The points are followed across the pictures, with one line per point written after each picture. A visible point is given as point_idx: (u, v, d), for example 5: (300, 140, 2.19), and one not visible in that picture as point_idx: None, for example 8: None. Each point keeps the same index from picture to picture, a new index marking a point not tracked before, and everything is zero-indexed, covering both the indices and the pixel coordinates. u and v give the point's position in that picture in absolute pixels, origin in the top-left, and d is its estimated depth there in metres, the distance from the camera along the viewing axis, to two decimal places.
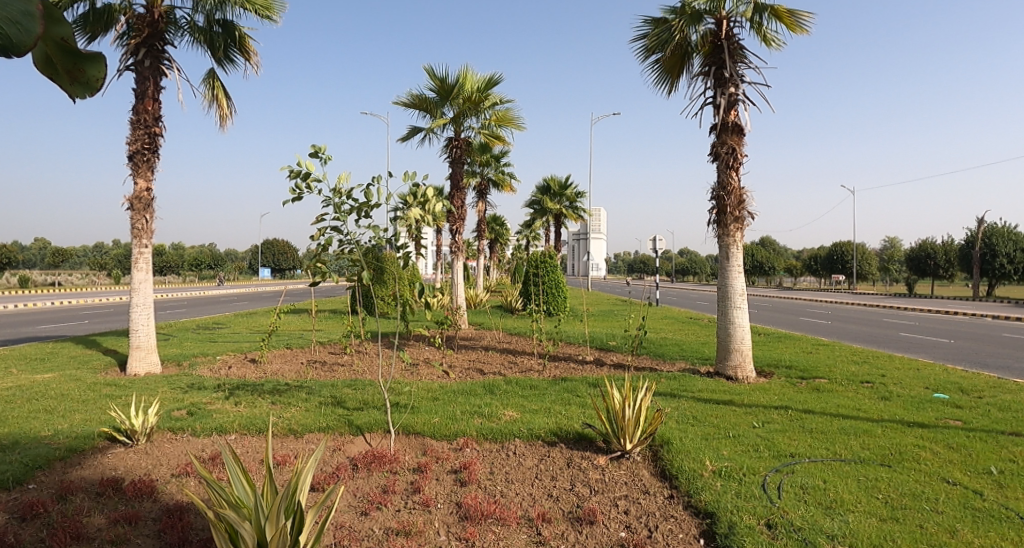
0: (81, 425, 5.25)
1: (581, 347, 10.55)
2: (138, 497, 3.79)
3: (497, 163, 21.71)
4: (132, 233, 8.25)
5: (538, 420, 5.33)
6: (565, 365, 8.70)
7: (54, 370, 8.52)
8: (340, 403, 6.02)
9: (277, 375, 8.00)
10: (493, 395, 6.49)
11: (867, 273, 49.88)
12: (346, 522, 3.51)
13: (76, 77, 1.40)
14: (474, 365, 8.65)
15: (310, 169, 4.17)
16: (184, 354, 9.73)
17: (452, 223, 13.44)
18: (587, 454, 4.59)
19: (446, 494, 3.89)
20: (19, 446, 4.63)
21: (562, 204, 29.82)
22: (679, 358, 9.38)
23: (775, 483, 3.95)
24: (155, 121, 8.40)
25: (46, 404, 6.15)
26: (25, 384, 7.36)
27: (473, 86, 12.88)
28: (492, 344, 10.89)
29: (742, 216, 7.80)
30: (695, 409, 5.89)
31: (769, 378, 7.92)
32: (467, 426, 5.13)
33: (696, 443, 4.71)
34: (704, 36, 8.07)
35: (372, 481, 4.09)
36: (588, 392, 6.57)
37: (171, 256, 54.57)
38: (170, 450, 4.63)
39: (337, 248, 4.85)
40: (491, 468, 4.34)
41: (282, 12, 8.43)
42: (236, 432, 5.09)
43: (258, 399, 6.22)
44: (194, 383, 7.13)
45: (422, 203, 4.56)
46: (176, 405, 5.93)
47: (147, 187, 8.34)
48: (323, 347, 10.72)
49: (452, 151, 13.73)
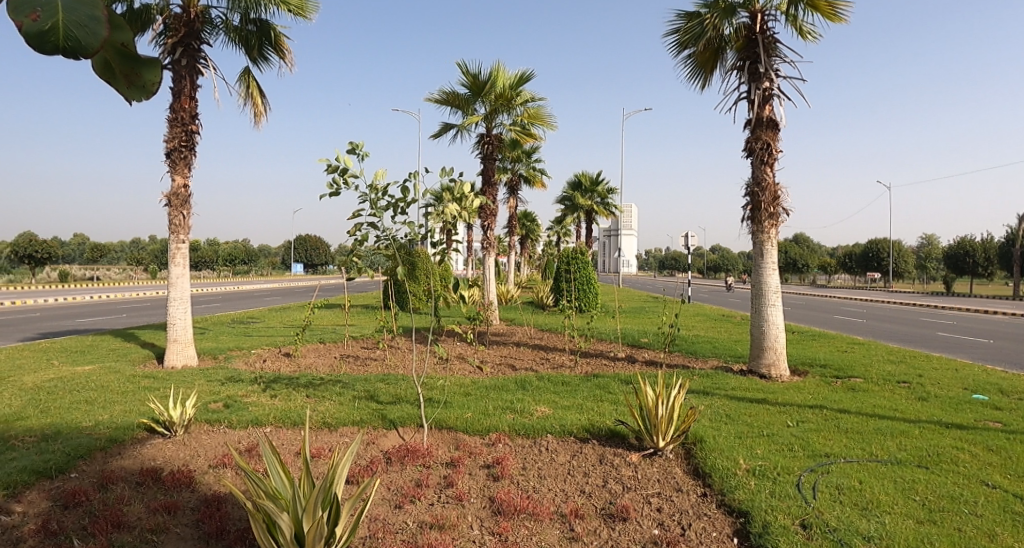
0: (120, 417, 5.35)
1: (612, 343, 10.51)
2: (177, 487, 3.84)
3: (528, 159, 21.75)
4: (170, 229, 8.40)
5: (570, 416, 5.31)
6: (597, 362, 8.67)
7: (94, 362, 8.74)
8: (373, 397, 6.07)
9: (311, 369, 8.09)
10: (525, 391, 6.49)
11: (903, 270, 48.73)
12: (380, 515, 3.54)
13: (133, 81, 1.32)
14: (506, 360, 8.68)
15: (347, 165, 4.18)
16: (220, 347, 9.90)
17: (485, 220, 13.46)
18: (619, 451, 4.56)
19: (479, 489, 3.90)
20: (62, 435, 4.75)
21: (594, 201, 29.67)
22: (712, 355, 9.33)
23: (810, 483, 3.89)
24: (192, 119, 8.54)
25: (88, 395, 6.28)
26: (66, 376, 7.54)
27: (504, 82, 12.90)
28: (523, 340, 10.92)
29: (776, 212, 7.71)
30: (728, 408, 5.83)
31: (803, 377, 7.81)
32: (500, 421, 5.14)
33: (729, 442, 4.66)
34: (738, 30, 7.98)
35: (406, 474, 4.11)
36: (620, 389, 6.54)
37: (207, 252, 55.45)
38: (208, 442, 4.69)
39: (373, 244, 4.84)
40: (524, 463, 4.34)
41: (316, 9, 8.47)
42: (272, 424, 5.15)
43: (294, 392, 6.30)
44: (230, 376, 7.22)
45: (458, 199, 4.58)
46: (213, 398, 6.03)
47: (184, 183, 8.48)
48: (355, 342, 10.83)
49: (484, 146, 13.78)
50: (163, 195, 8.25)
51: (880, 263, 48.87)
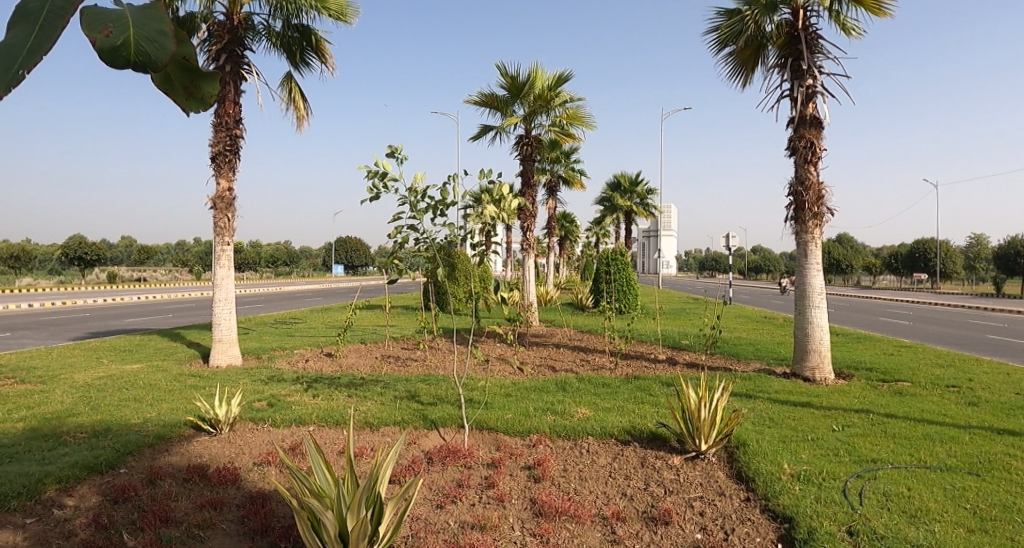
0: (168, 414, 5.48)
1: (653, 345, 10.44)
2: (223, 483, 3.90)
3: (567, 160, 21.75)
4: (215, 231, 8.58)
5: (611, 418, 5.28)
6: (637, 363, 8.61)
7: (142, 360, 8.99)
8: (414, 398, 6.12)
9: (352, 369, 8.20)
10: (566, 392, 6.48)
11: (949, 272, 47.02)
12: (422, 515, 3.55)
13: (192, 94, 1.27)
14: (546, 362, 8.67)
15: (385, 168, 4.21)
16: (263, 347, 10.09)
17: (524, 221, 13.48)
18: (661, 454, 4.51)
19: (520, 490, 3.89)
20: (111, 432, 4.88)
21: (632, 201, 29.49)
22: (754, 358, 9.20)
23: (856, 489, 3.81)
24: (236, 123, 8.68)
25: (136, 393, 6.45)
26: (116, 374, 7.76)
27: (543, 83, 12.89)
28: (563, 341, 10.91)
29: (821, 212, 7.58)
30: (771, 411, 5.75)
31: (848, 380, 7.66)
32: (541, 422, 5.13)
33: (773, 446, 4.58)
34: (779, 27, 7.87)
35: (447, 475, 4.13)
36: (661, 391, 6.49)
37: (254, 255, 56.90)
38: (252, 440, 4.76)
39: (413, 246, 4.87)
40: (565, 465, 4.32)
41: (356, 13, 8.54)
42: (314, 424, 5.22)
43: (335, 392, 6.38)
44: (273, 376, 7.34)
45: (497, 201, 4.57)
46: (257, 396, 6.15)
47: (228, 187, 8.69)
48: (395, 342, 10.93)
49: (522, 148, 13.79)
50: (210, 197, 8.48)
51: (926, 263, 47.27)
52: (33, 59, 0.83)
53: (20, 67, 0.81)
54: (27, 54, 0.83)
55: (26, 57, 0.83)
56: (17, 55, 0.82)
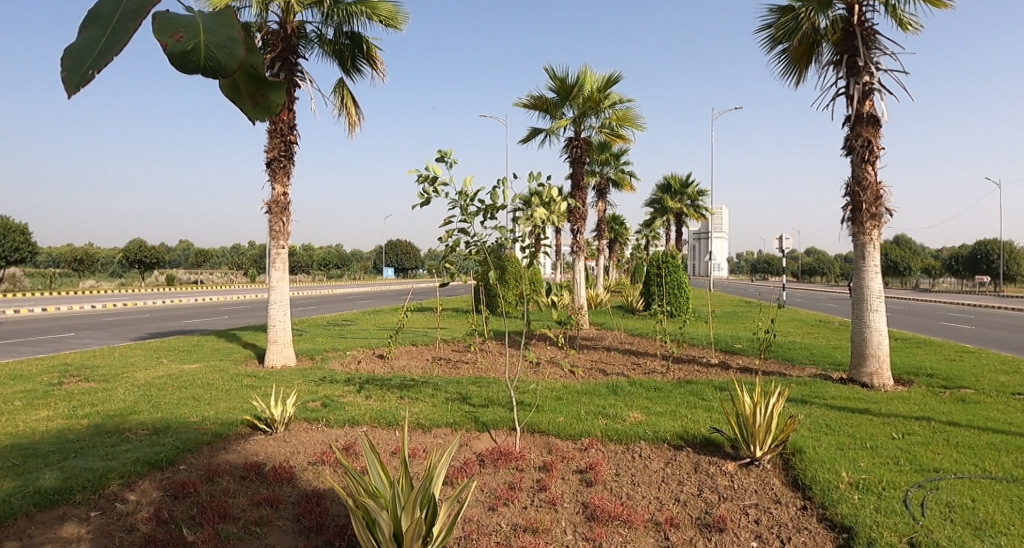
0: (225, 413, 5.63)
1: (705, 349, 10.31)
2: (279, 481, 3.97)
3: (617, 161, 21.72)
4: (271, 235, 8.77)
5: (663, 423, 5.23)
6: (689, 367, 8.52)
7: (200, 360, 9.27)
8: (465, 399, 6.17)
9: (404, 370, 8.30)
10: (617, 396, 6.44)
11: (1012, 273, 44.87)
12: (474, 516, 3.58)
13: (258, 102, 1.28)
14: (597, 365, 8.65)
15: (436, 173, 4.24)
16: (316, 348, 10.31)
17: (574, 223, 13.54)
18: (715, 459, 4.45)
19: (572, 493, 3.89)
20: (172, 429, 5.04)
21: (683, 203, 29.21)
22: (809, 363, 9.01)
23: (917, 499, 3.70)
24: (290, 129, 8.86)
25: (195, 392, 6.64)
26: (176, 372, 8.03)
27: (591, 85, 12.85)
28: (614, 344, 10.88)
29: (879, 213, 7.39)
30: (828, 417, 5.63)
31: (909, 387, 7.45)
32: (592, 426, 5.11)
33: (830, 453, 4.48)
34: (834, 23, 7.70)
35: (499, 477, 4.15)
36: (715, 396, 6.40)
37: (307, 258, 58.39)
38: (306, 439, 4.84)
39: (464, 249, 4.88)
40: (617, 469, 4.30)
41: (406, 19, 8.64)
42: (367, 424, 5.29)
43: (387, 393, 6.46)
44: (326, 377, 7.47)
45: (548, 204, 4.56)
46: (312, 396, 6.28)
47: (283, 192, 8.86)
48: (446, 344, 11.04)
49: (572, 151, 13.80)
50: (265, 202, 8.65)
51: (986, 264, 45.29)
52: (103, 60, 0.83)
53: (90, 67, 0.82)
54: (98, 56, 0.84)
55: (96, 56, 0.84)
56: (89, 56, 0.83)
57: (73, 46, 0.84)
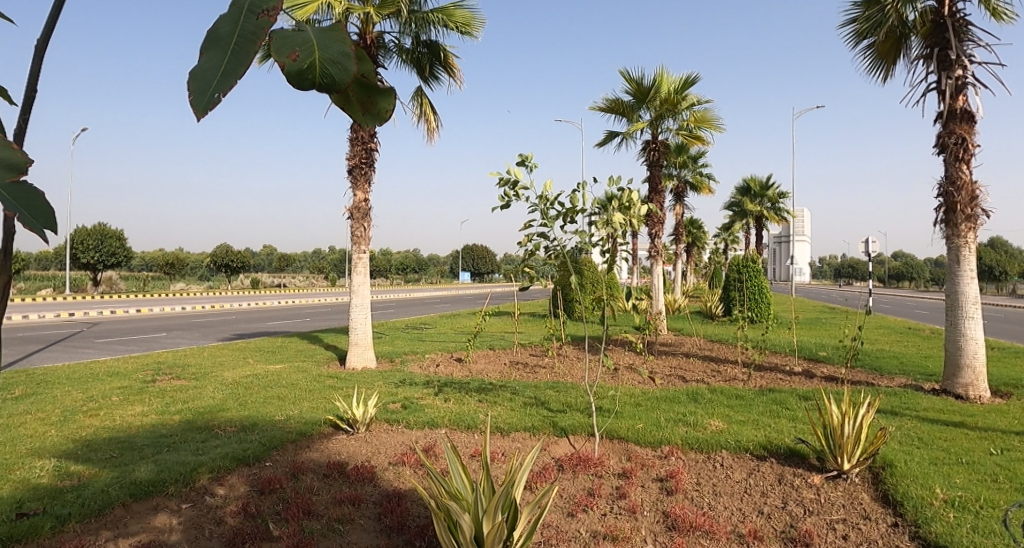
0: (308, 412, 5.84)
1: (787, 357, 10.06)
2: (361, 481, 4.07)
3: (695, 165, 21.75)
4: (353, 240, 9.00)
5: (746, 432, 5.15)
6: (770, 375, 8.34)
7: (284, 360, 9.65)
8: (543, 404, 6.22)
9: (482, 374, 8.44)
10: (697, 404, 6.37)
11: None
12: (553, 522, 3.62)
13: (368, 110, 1.25)
14: (676, 372, 8.61)
15: (517, 176, 4.25)
16: (396, 351, 10.59)
17: (652, 227, 13.67)
18: (799, 471, 4.34)
19: (652, 502, 3.88)
20: (259, 427, 5.26)
21: (762, 205, 28.90)
22: (897, 373, 8.66)
23: (1019, 520, 3.52)
24: (370, 137, 9.11)
25: (280, 391, 6.92)
26: (262, 372, 8.39)
27: (669, 87, 12.82)
28: (693, 351, 10.80)
29: (975, 214, 7.08)
30: (920, 430, 5.42)
31: (1009, 400, 7.06)
32: (672, 434, 5.05)
33: (923, 468, 4.31)
34: (923, 15, 7.43)
35: (578, 483, 4.17)
36: (799, 406, 6.25)
37: (383, 262, 60.60)
38: (387, 440, 4.94)
39: (545, 254, 4.91)
40: (698, 478, 4.25)
41: (481, 25, 8.75)
42: (446, 427, 5.37)
43: (465, 397, 6.57)
44: (405, 379, 7.65)
45: (626, 208, 4.54)
46: (392, 398, 6.46)
47: (364, 198, 9.11)
48: (523, 348, 11.18)
49: (650, 153, 13.79)
50: (347, 208, 8.91)
51: None
52: (226, 81, 0.86)
53: (216, 89, 0.84)
54: (222, 78, 0.86)
55: (219, 81, 0.86)
56: (213, 80, 0.84)
57: (197, 69, 0.86)
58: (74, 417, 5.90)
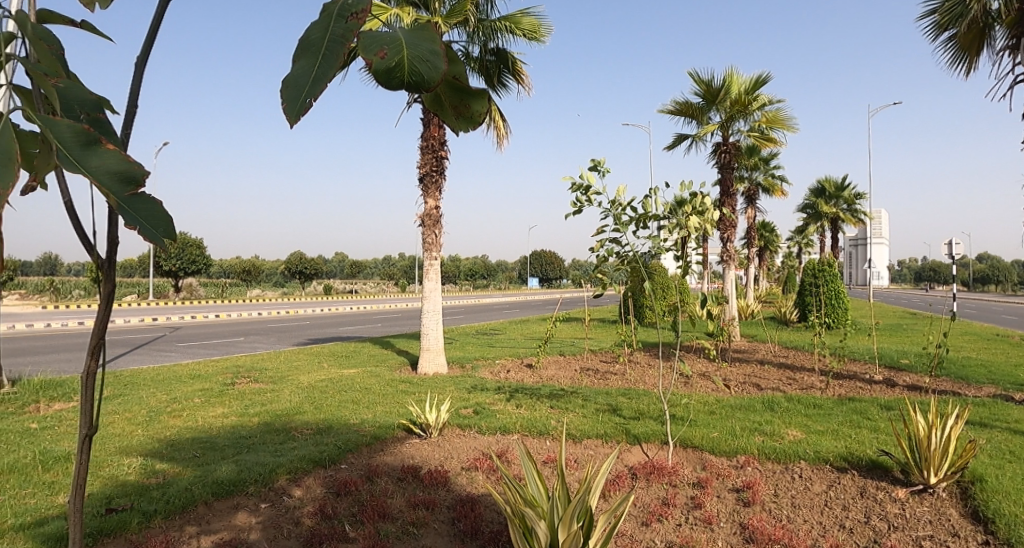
0: (382, 416, 5.99)
1: (867, 365, 9.76)
2: (435, 485, 4.15)
3: (766, 166, 21.55)
4: (424, 247, 9.21)
5: (826, 442, 5.05)
6: (850, 384, 8.13)
7: (358, 365, 9.92)
8: (616, 411, 6.22)
9: (554, 380, 8.50)
10: (774, 412, 6.26)
11: None
12: (628, 531, 3.64)
13: (461, 112, 1.24)
14: (750, 379, 8.50)
15: (589, 182, 4.23)
16: (467, 357, 10.75)
17: (724, 230, 13.61)
18: (883, 484, 4.23)
19: (728, 513, 3.85)
20: (335, 430, 5.43)
21: (838, 207, 28.32)
22: (987, 383, 8.27)
23: None
24: (440, 145, 9.25)
25: (354, 395, 7.12)
26: (338, 376, 8.66)
27: (740, 87, 12.68)
28: (767, 358, 10.63)
29: None
30: (1015, 444, 5.18)
31: None
32: (748, 443, 5.00)
33: (1017, 485, 4.12)
34: (1008, 4, 7.11)
35: (652, 492, 4.18)
36: (882, 416, 6.06)
37: (450, 268, 62.19)
38: (459, 444, 5.02)
39: (617, 259, 4.92)
40: (776, 490, 4.20)
41: (548, 31, 8.92)
42: (519, 432, 5.43)
43: (537, 403, 6.62)
44: (476, 384, 7.76)
45: (700, 212, 4.51)
46: (464, 403, 6.57)
47: (436, 205, 9.27)
48: (594, 355, 11.19)
49: (721, 156, 13.65)
50: (420, 216, 9.09)
51: None
52: (317, 85, 0.89)
53: (309, 95, 0.89)
54: (313, 84, 0.90)
55: (311, 86, 0.90)
56: (303, 86, 0.90)
57: (290, 77, 0.91)
58: (160, 417, 6.20)
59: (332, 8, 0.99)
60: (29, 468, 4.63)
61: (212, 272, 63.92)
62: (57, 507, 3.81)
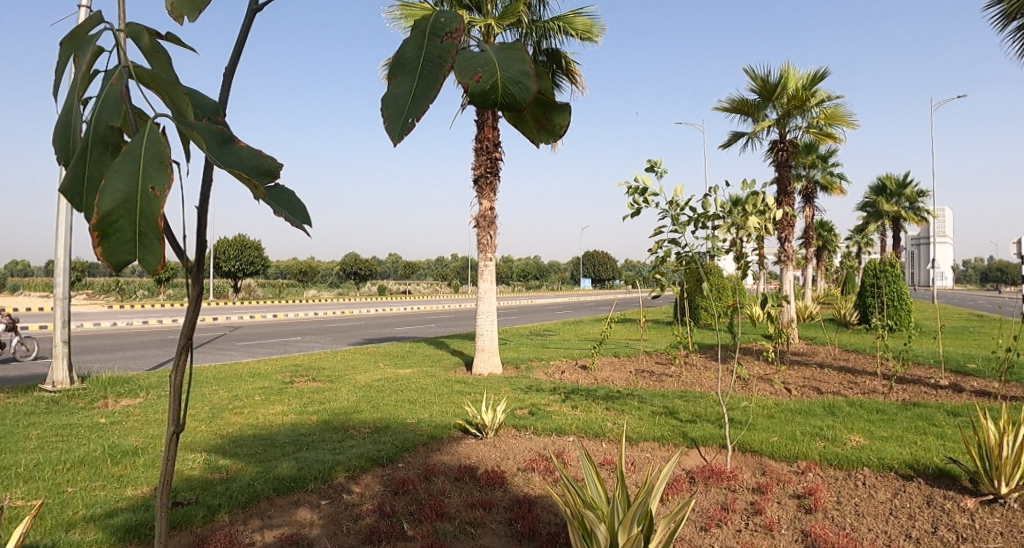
0: (438, 416, 6.09)
1: (932, 370, 9.51)
2: (491, 485, 4.23)
3: (825, 164, 21.17)
4: (479, 248, 9.27)
5: (889, 449, 4.98)
6: (915, 389, 7.95)
7: (412, 364, 10.10)
8: (672, 414, 6.22)
9: (609, 382, 8.52)
10: (835, 417, 6.19)
11: None
12: (687, 535, 3.67)
13: (542, 124, 1.25)
14: (810, 383, 8.41)
15: (646, 184, 4.21)
16: (521, 358, 10.82)
17: (782, 231, 13.44)
18: (951, 494, 4.14)
19: (789, 519, 3.84)
20: (391, 429, 5.56)
21: (899, 205, 27.69)
22: None
23: None
24: (495, 146, 9.25)
25: (410, 394, 7.25)
26: (394, 376, 8.82)
27: (796, 83, 12.47)
28: (827, 361, 10.47)
29: None
30: None
31: None
32: (809, 449, 4.98)
33: None
34: None
35: (711, 496, 4.20)
36: (949, 422, 5.92)
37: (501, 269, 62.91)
38: (515, 445, 5.07)
39: (675, 260, 4.92)
40: (838, 497, 4.17)
41: (601, 31, 8.87)
42: (574, 434, 5.48)
43: (593, 404, 6.65)
44: (532, 385, 7.84)
45: (760, 211, 4.51)
46: (519, 404, 6.64)
47: (490, 206, 9.32)
48: (649, 357, 11.15)
49: (777, 154, 13.43)
50: (474, 217, 9.16)
51: None
52: (418, 106, 0.92)
53: (409, 115, 0.91)
54: (414, 103, 0.92)
55: (411, 105, 0.93)
56: (404, 105, 0.92)
57: (390, 96, 0.93)
58: (222, 414, 6.42)
59: (427, 27, 1.01)
60: (98, 461, 4.85)
61: (266, 271, 66.20)
62: (124, 499, 3.98)
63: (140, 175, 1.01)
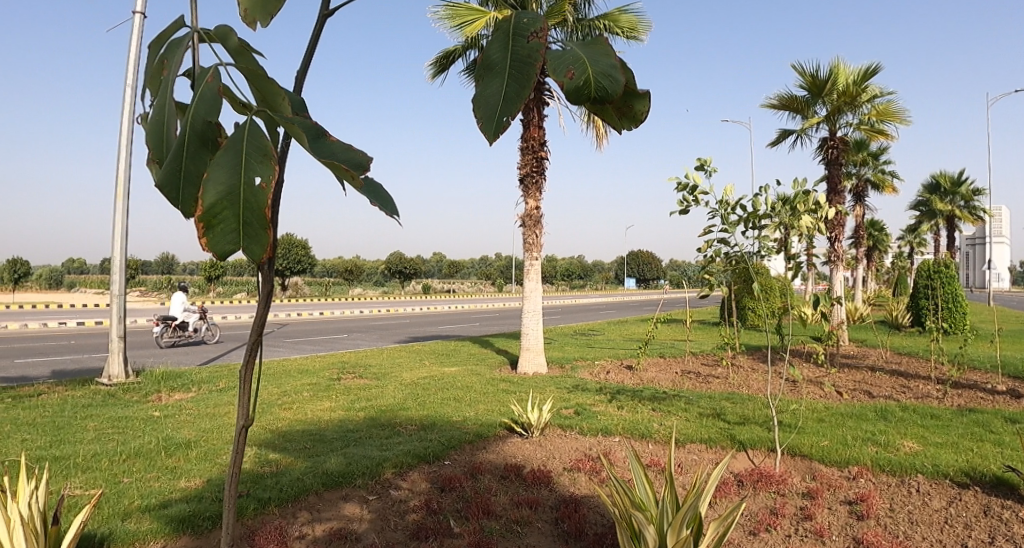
0: (484, 414, 6.17)
1: (989, 375, 9.27)
2: (537, 484, 4.28)
3: (876, 161, 20.69)
4: (525, 248, 9.33)
5: (945, 456, 4.91)
6: (971, 394, 7.76)
7: (457, 363, 10.23)
8: (720, 415, 6.21)
9: (655, 382, 8.52)
10: (888, 422, 6.10)
11: None
12: (737, 539, 3.68)
13: (624, 112, 1.25)
14: (861, 387, 8.30)
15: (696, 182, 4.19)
16: (566, 357, 10.85)
17: (833, 230, 13.20)
18: (1010, 503, 4.04)
19: (841, 526, 3.83)
20: (438, 426, 5.66)
21: (954, 204, 26.99)
22: None
23: None
24: (540, 145, 9.24)
25: (456, 393, 7.35)
26: (439, 374, 8.94)
27: (847, 78, 12.23)
28: (878, 364, 10.29)
29: None
30: None
31: None
32: (860, 454, 4.95)
33: None
34: None
35: (760, 500, 4.22)
36: (1007, 430, 5.79)
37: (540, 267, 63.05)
38: (561, 445, 5.12)
39: (724, 260, 4.90)
40: (892, 504, 4.14)
41: (647, 28, 8.78)
42: (620, 434, 5.51)
43: (639, 405, 6.67)
44: (577, 385, 7.89)
45: (814, 210, 4.45)
46: (565, 404, 6.69)
47: (536, 205, 9.32)
48: (696, 358, 11.09)
49: (827, 152, 13.18)
50: (520, 217, 9.17)
51: None
52: (512, 104, 0.94)
53: (504, 114, 0.93)
54: (507, 102, 0.94)
55: (504, 104, 0.95)
56: (497, 103, 0.94)
57: (482, 96, 0.95)
58: (273, 409, 6.61)
59: (508, 25, 1.02)
60: (154, 452, 5.04)
61: (306, 266, 67.46)
62: (178, 490, 4.13)
63: (244, 168, 1.10)
